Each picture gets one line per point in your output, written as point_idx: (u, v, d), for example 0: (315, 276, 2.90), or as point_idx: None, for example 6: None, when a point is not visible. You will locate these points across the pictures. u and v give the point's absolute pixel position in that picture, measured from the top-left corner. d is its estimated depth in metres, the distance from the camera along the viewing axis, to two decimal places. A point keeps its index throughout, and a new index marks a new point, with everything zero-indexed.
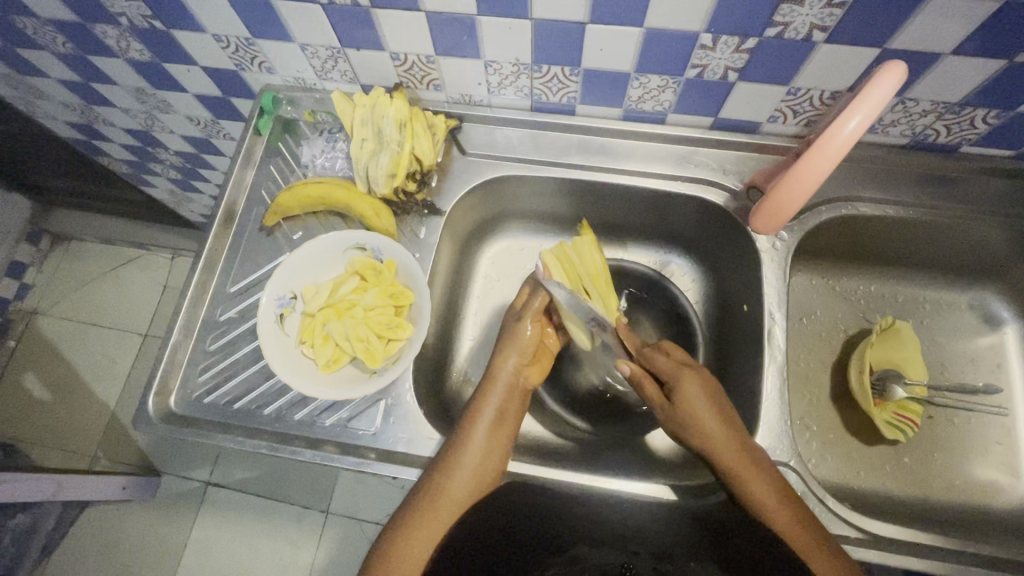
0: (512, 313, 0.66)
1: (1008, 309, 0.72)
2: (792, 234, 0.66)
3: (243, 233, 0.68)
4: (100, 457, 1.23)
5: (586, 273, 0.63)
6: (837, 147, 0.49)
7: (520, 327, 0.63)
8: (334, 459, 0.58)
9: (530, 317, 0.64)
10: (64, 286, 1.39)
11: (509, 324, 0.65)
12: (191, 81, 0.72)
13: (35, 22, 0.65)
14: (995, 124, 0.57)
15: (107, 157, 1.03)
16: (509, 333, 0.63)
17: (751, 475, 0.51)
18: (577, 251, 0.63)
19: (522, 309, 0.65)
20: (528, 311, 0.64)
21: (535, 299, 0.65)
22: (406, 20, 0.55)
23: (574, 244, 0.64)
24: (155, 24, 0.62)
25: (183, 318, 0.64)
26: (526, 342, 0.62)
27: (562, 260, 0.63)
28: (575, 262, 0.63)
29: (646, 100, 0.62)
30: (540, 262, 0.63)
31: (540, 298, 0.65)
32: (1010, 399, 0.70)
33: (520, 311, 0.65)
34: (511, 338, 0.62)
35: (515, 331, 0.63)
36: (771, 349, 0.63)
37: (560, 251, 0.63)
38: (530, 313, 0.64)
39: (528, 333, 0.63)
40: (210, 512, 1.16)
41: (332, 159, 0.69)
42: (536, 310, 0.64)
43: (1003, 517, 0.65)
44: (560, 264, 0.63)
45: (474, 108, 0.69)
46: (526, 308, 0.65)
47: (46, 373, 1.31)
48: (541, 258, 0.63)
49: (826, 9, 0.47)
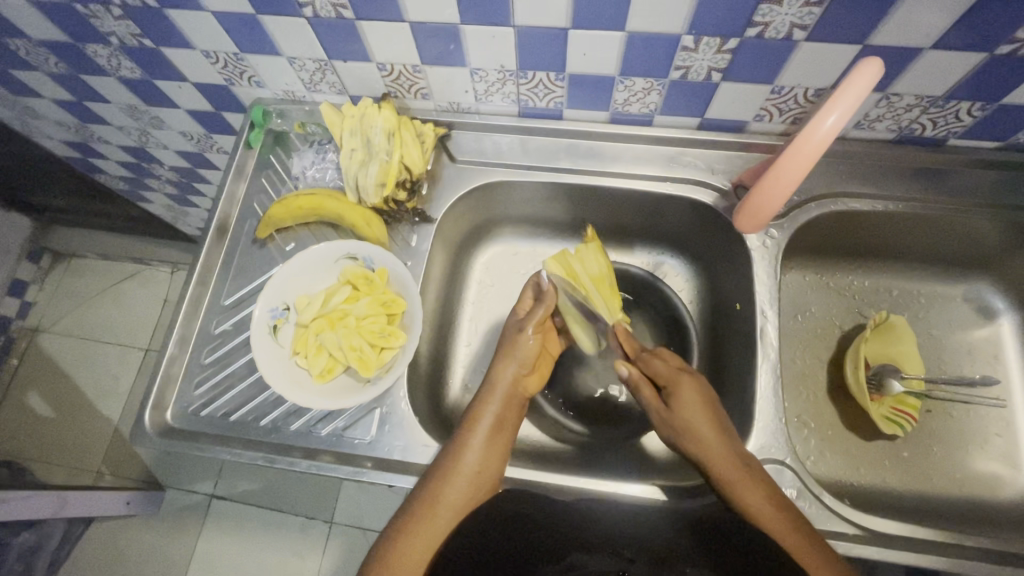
0: (516, 321, 0.64)
1: (1003, 300, 0.72)
2: (782, 231, 0.66)
3: (236, 246, 0.69)
4: (104, 472, 1.24)
5: (589, 279, 0.63)
6: (817, 144, 0.50)
7: (522, 337, 0.62)
8: (331, 468, 0.58)
9: (534, 326, 0.62)
10: (65, 302, 1.39)
11: (509, 333, 0.64)
12: (182, 97, 0.73)
13: (27, 44, 0.66)
14: (980, 116, 0.57)
15: (103, 175, 1.04)
16: (510, 343, 0.63)
17: (742, 482, 0.52)
18: (581, 259, 0.64)
19: (526, 319, 0.63)
20: (530, 321, 0.63)
21: (538, 309, 0.63)
22: (391, 31, 0.55)
23: (577, 252, 0.65)
24: (145, 43, 0.62)
25: (178, 332, 0.65)
26: (527, 352, 0.62)
27: (567, 270, 0.63)
28: (579, 270, 0.63)
29: (632, 103, 0.63)
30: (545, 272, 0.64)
31: (545, 308, 0.63)
32: (1008, 391, 0.70)
33: (522, 320, 0.64)
34: (512, 347, 0.62)
35: (516, 341, 0.62)
36: (764, 347, 0.63)
37: (565, 262, 0.63)
38: (532, 322, 0.62)
39: (530, 343, 0.62)
40: (214, 525, 1.16)
41: (323, 170, 0.69)
42: (541, 320, 0.63)
43: (1004, 510, 0.65)
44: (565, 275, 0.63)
45: (463, 115, 0.69)
46: (530, 317, 0.63)
47: (49, 391, 1.32)
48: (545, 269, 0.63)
49: (804, 8, 0.47)
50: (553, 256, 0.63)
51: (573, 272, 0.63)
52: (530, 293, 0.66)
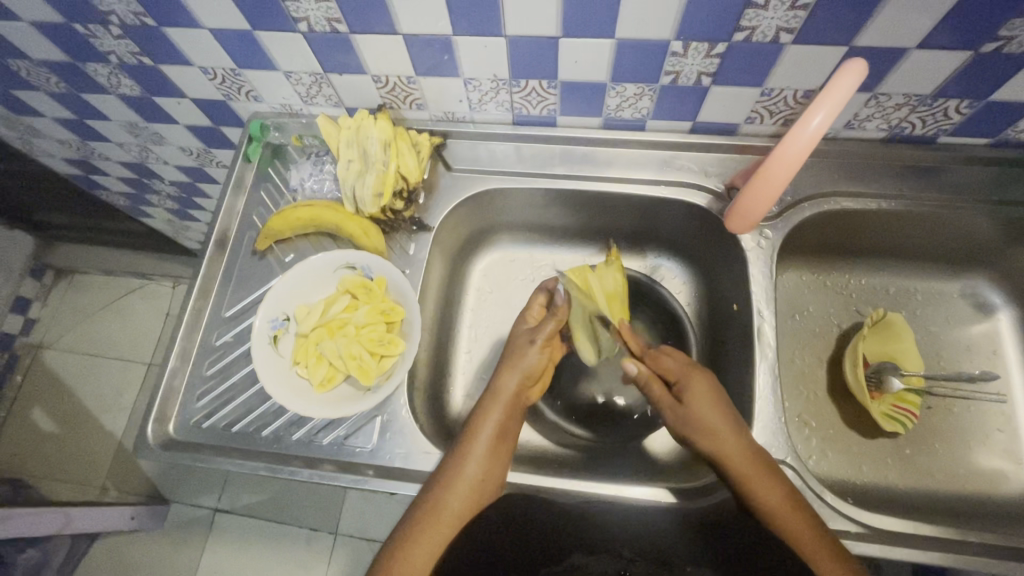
0: (525, 331, 0.64)
1: (1000, 295, 0.73)
2: (776, 231, 0.67)
3: (236, 259, 0.69)
4: (109, 487, 1.24)
5: (603, 294, 0.64)
6: (804, 143, 0.51)
7: (529, 348, 0.62)
8: (333, 477, 0.58)
9: (542, 338, 0.62)
10: (68, 319, 1.40)
11: (517, 342, 0.63)
12: (182, 113, 0.74)
13: (28, 64, 0.67)
14: (969, 113, 0.57)
15: (105, 191, 1.06)
16: (516, 353, 0.62)
17: (757, 477, 0.51)
18: (600, 274, 0.65)
19: (536, 331, 0.63)
20: (541, 334, 0.62)
21: (549, 322, 0.63)
22: (384, 43, 0.56)
23: (597, 268, 0.66)
24: (144, 60, 0.63)
25: (179, 344, 0.65)
26: (533, 365, 0.61)
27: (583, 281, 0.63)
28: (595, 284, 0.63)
29: (624, 108, 0.63)
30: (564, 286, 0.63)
31: (556, 321, 0.63)
32: (1007, 385, 0.70)
33: (533, 331, 0.64)
34: (517, 359, 0.61)
35: (522, 352, 0.62)
36: (762, 347, 0.63)
37: (581, 274, 0.63)
38: (542, 335, 0.62)
39: (537, 356, 0.61)
40: (218, 539, 1.16)
41: (320, 182, 0.70)
42: (550, 333, 0.63)
43: (1008, 505, 0.65)
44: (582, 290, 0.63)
45: (458, 125, 0.70)
46: (539, 330, 0.63)
47: (53, 408, 1.32)
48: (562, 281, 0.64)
49: (790, 11, 0.48)
50: (574, 268, 0.64)
51: (588, 285, 0.63)
52: (542, 301, 0.66)
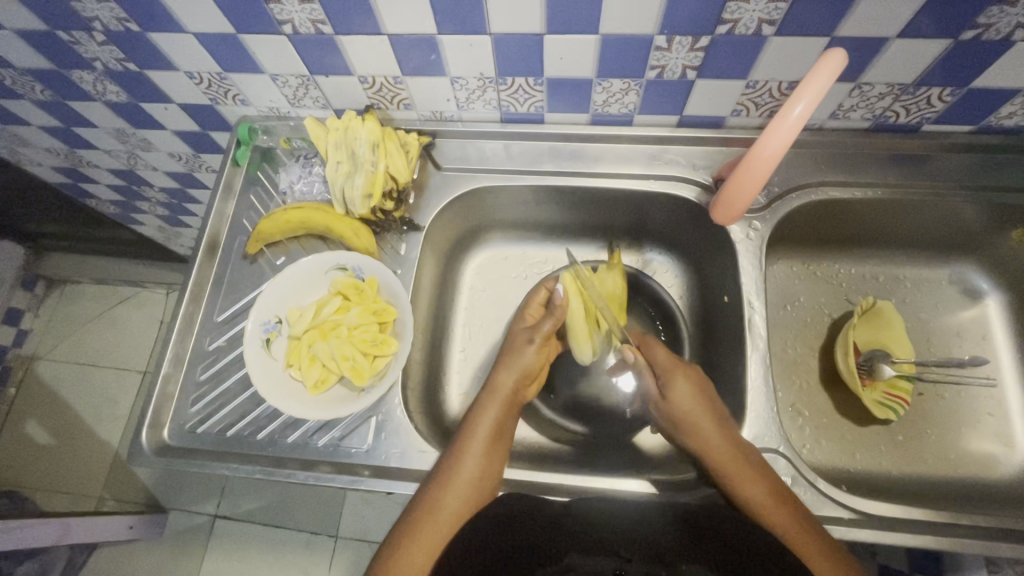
0: (524, 330, 0.65)
1: (987, 281, 0.73)
2: (764, 222, 0.67)
3: (227, 263, 0.69)
4: (106, 497, 1.24)
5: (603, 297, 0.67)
6: (789, 131, 0.51)
7: (528, 348, 0.62)
8: (329, 478, 0.58)
9: (540, 337, 0.63)
10: (60, 329, 1.39)
11: (515, 340, 0.64)
12: (168, 118, 0.74)
13: (13, 72, 0.67)
14: (951, 101, 0.58)
15: (94, 199, 1.05)
16: (512, 352, 0.62)
17: (745, 473, 0.52)
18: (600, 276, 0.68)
19: (534, 329, 0.64)
20: (539, 333, 0.63)
21: (547, 321, 0.63)
22: (369, 43, 0.56)
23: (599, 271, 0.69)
24: (129, 66, 0.63)
25: (171, 350, 0.65)
26: (528, 363, 0.61)
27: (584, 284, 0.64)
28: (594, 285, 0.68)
29: (611, 104, 0.64)
30: (560, 284, 0.65)
31: (553, 321, 0.63)
32: (997, 368, 0.71)
33: (531, 330, 0.64)
34: (515, 357, 0.62)
35: (521, 350, 0.62)
36: (754, 338, 0.63)
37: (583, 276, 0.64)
38: (540, 334, 0.63)
39: (533, 354, 0.62)
40: (217, 545, 1.16)
41: (309, 184, 0.70)
42: (547, 333, 0.63)
43: (1000, 488, 0.65)
44: (579, 284, 0.64)
45: (446, 124, 0.70)
46: (537, 329, 0.63)
47: (46, 419, 1.31)
48: (562, 280, 0.65)
49: (770, 4, 0.48)
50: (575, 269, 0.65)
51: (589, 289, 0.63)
52: (541, 299, 0.67)
